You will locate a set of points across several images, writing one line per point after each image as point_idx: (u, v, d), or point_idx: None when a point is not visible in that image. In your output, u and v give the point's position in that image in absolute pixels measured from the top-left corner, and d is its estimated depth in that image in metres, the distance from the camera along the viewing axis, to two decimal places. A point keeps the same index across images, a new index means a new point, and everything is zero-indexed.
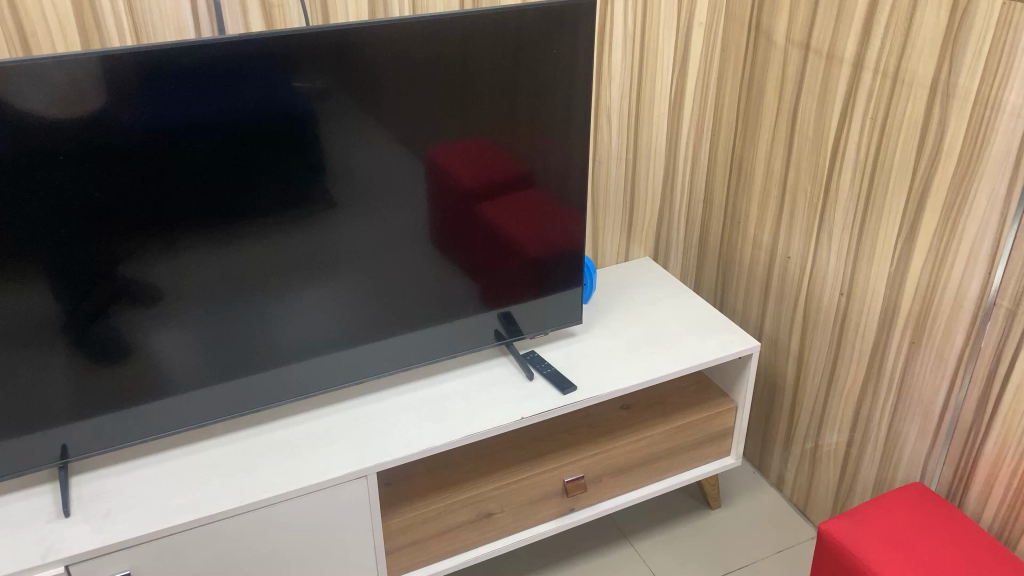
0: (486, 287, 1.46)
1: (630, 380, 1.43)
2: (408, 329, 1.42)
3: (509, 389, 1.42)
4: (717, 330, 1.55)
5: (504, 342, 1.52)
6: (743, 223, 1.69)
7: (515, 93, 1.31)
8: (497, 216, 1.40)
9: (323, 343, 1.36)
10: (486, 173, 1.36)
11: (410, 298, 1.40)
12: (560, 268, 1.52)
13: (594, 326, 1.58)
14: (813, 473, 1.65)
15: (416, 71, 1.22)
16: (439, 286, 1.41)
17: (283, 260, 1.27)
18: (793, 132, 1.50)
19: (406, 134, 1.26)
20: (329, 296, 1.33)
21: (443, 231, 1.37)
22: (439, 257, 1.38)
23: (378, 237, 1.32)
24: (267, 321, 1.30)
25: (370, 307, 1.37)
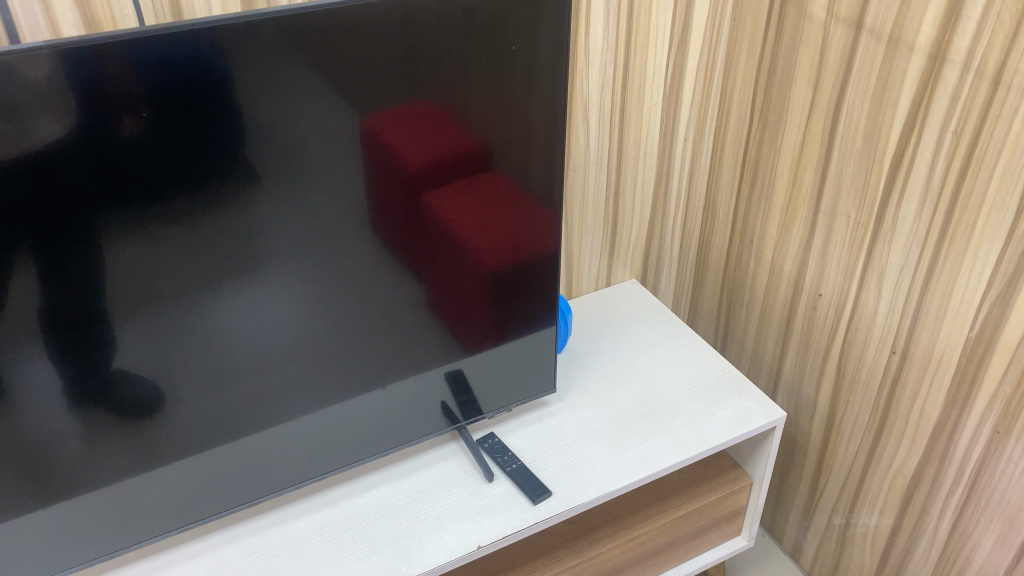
0: (436, 363, 1.08)
1: (622, 477, 1.08)
2: (333, 412, 1.03)
3: (462, 498, 1.06)
4: (728, 394, 1.20)
5: (459, 427, 1.14)
6: (758, 243, 1.33)
7: (481, 83, 0.90)
8: (457, 256, 1.00)
9: (262, 386, 0.96)
10: (461, 174, 0.94)
11: (314, 388, 1.00)
12: (535, 323, 1.13)
13: (572, 388, 1.22)
14: (842, 554, 1.34)
15: (310, 74, 0.80)
16: (359, 372, 1.02)
17: (192, 270, 0.84)
18: (831, 138, 1.12)
19: (320, 148, 0.84)
20: (261, 318, 0.91)
21: (365, 291, 0.96)
22: (357, 339, 0.99)
23: (323, 240, 0.90)
24: (175, 358, 0.88)
25: (325, 309, 0.94)
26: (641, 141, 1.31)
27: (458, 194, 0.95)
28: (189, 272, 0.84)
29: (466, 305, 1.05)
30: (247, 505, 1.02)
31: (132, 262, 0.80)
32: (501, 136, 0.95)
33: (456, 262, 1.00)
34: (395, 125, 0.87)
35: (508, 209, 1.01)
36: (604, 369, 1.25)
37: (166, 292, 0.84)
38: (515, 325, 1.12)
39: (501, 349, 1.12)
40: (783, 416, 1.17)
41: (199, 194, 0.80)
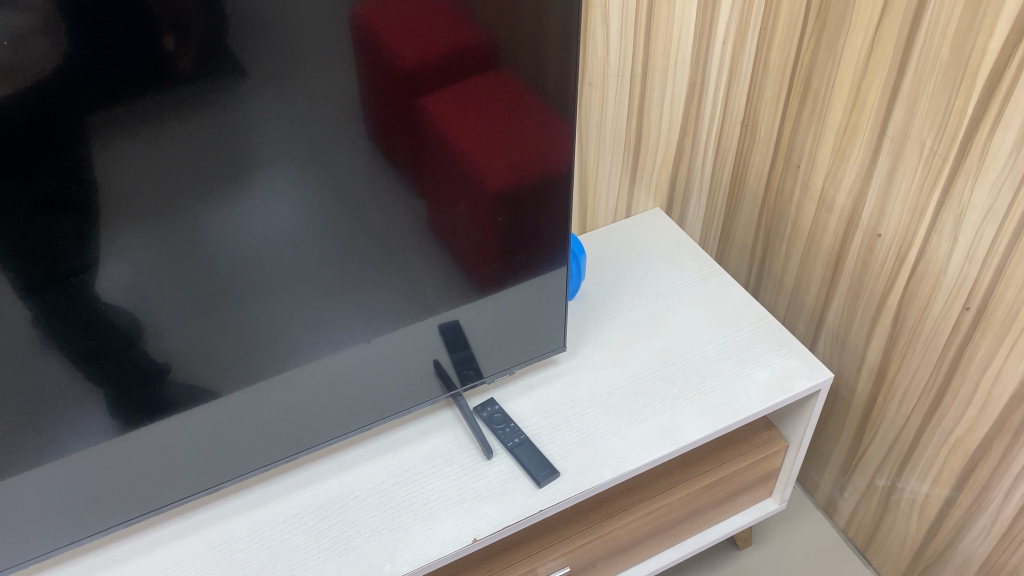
0: (425, 326, 0.91)
1: (640, 454, 0.93)
2: (304, 385, 0.87)
3: (456, 480, 0.92)
4: (766, 351, 1.04)
5: (454, 394, 0.99)
6: (806, 168, 1.13)
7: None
8: (445, 203, 0.81)
9: (264, 323, 0.79)
10: (477, 92, 0.75)
11: (278, 363, 0.84)
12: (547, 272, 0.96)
13: (585, 343, 1.06)
14: (884, 519, 1.20)
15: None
16: (332, 343, 0.86)
17: (178, 180, 0.66)
18: (909, 48, 0.91)
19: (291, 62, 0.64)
20: (261, 237, 0.73)
21: (335, 251, 0.78)
22: (327, 306, 0.82)
23: (325, 147, 0.70)
24: (160, 284, 0.71)
25: (337, 228, 0.76)
26: (670, 47, 1.10)
27: (469, 119, 0.77)
28: (174, 182, 0.65)
29: (460, 259, 0.87)
30: (208, 492, 0.89)
31: (111, 181, 0.63)
32: (509, 52, 0.74)
33: (444, 212, 0.82)
34: (398, 25, 0.67)
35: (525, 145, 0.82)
36: (622, 320, 1.08)
37: (147, 204, 0.65)
38: (518, 273, 0.93)
39: (504, 305, 0.95)
40: (831, 378, 1.01)
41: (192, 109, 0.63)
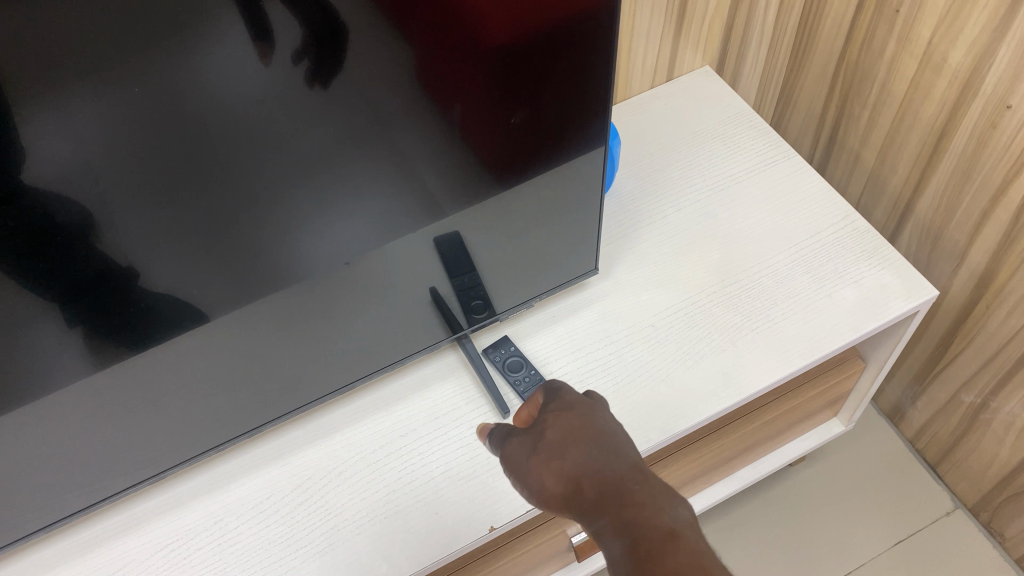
0: (418, 262, 0.69)
1: (695, 408, 0.74)
2: (266, 343, 0.67)
3: (465, 447, 0.73)
4: (852, 263, 0.82)
5: (460, 336, 0.79)
6: (907, 14, 0.86)
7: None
8: (440, 94, 0.55)
9: (238, 239, 0.56)
10: None
11: (224, 327, 0.62)
12: (578, 180, 0.71)
13: (621, 260, 0.85)
14: (967, 437, 1.03)
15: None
16: (294, 298, 0.64)
17: (111, 2, 0.41)
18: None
19: None
20: (221, 107, 0.48)
21: (284, 188, 0.54)
22: (279, 258, 0.59)
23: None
24: (82, 172, 0.47)
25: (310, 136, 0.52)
26: None
27: None
28: (99, 6, 0.41)
29: (462, 180, 0.63)
30: (158, 479, 0.71)
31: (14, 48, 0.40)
32: None
33: (438, 114, 0.56)
34: None
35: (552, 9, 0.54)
36: (670, 223, 0.87)
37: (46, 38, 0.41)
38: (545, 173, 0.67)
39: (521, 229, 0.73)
40: (935, 296, 0.79)
41: (255, 40, 0.46)
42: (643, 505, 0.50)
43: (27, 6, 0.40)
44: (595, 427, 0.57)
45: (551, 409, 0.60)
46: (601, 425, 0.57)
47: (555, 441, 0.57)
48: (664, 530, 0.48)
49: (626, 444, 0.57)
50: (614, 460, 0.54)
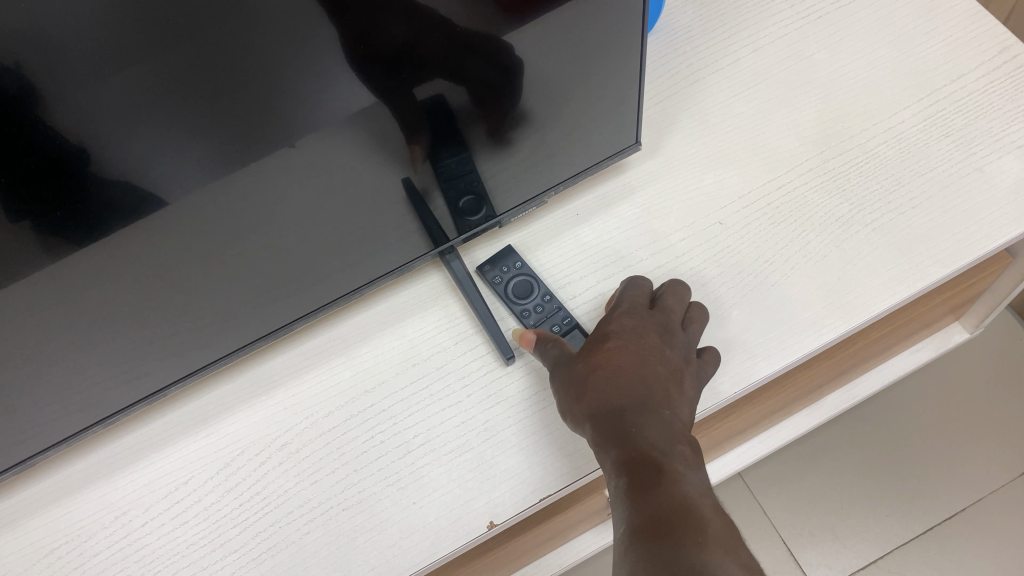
0: (367, 161, 0.45)
1: (782, 346, 0.51)
2: (154, 288, 0.45)
3: (456, 407, 0.53)
4: (1015, 120, 0.56)
5: (444, 251, 0.57)
6: None
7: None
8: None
9: (23, 147, 0.33)
10: None
11: (73, 276, 0.40)
12: (603, 26, 0.46)
13: (675, 128, 0.60)
14: None
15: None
16: (183, 237, 0.42)
17: None
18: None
19: None
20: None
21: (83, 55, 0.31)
22: (130, 175, 0.36)
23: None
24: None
25: None
26: None
27: None
28: None
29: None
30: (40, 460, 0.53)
31: None
32: None
33: None
34: None
35: None
36: (743, 71, 0.61)
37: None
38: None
39: (527, 100, 0.48)
40: None
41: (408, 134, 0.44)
42: (648, 446, 0.38)
43: None
44: (633, 349, 0.44)
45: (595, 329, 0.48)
46: (648, 350, 0.44)
47: (579, 365, 0.45)
48: (667, 475, 0.36)
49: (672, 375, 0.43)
50: (640, 391, 0.41)
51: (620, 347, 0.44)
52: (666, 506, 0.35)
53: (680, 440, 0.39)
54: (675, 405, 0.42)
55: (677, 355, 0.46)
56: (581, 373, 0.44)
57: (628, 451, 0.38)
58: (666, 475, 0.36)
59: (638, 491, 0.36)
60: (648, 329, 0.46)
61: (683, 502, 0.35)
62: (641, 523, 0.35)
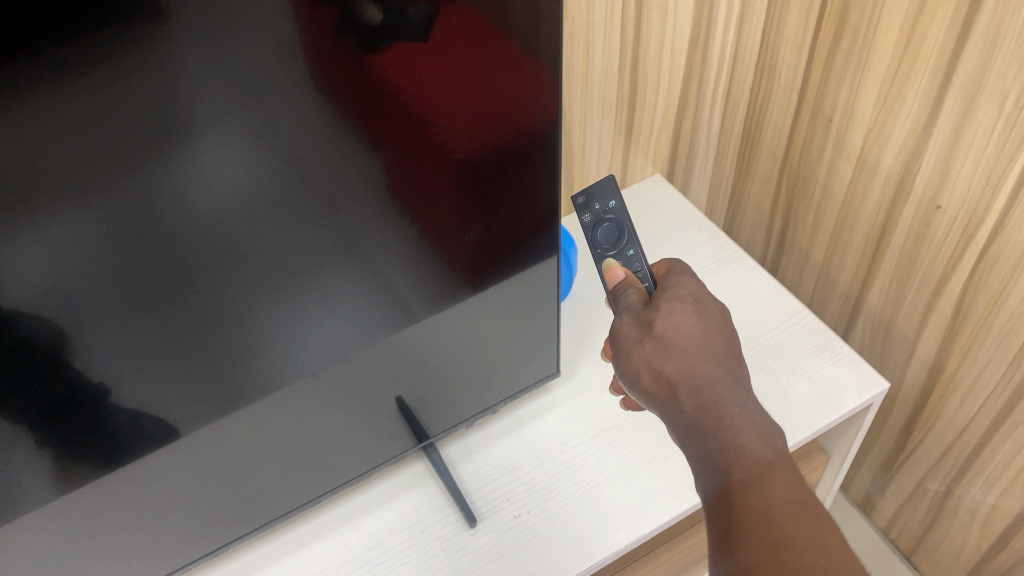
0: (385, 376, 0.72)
1: (660, 509, 0.76)
2: (242, 461, 0.69)
3: (435, 558, 0.74)
4: (805, 359, 0.85)
5: (426, 445, 0.81)
6: (836, 127, 0.93)
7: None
8: (407, 199, 0.59)
9: (202, 368, 0.59)
10: (438, 90, 0.53)
11: (200, 447, 0.64)
12: (531, 298, 0.76)
13: (583, 363, 0.89)
14: (938, 523, 1.04)
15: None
16: (269, 419, 0.67)
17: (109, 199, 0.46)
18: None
19: (138, 129, 0.45)
20: (222, 247, 0.52)
21: (252, 317, 0.58)
22: (256, 379, 0.63)
23: (277, 80, 0.47)
24: (46, 289, 0.48)
25: (272, 284, 0.57)
26: None
27: (421, 127, 0.55)
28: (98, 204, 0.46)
29: (417, 291, 0.67)
30: None
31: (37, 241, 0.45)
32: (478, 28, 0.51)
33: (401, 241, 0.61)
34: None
35: (496, 150, 0.60)
36: None
37: (47, 131, 0.42)
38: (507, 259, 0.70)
39: (486, 342, 0.77)
40: (887, 388, 0.82)
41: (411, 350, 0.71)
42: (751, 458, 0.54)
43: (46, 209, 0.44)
44: (702, 329, 0.63)
45: (658, 298, 0.67)
46: (715, 329, 0.64)
47: (659, 325, 0.63)
48: (765, 481, 0.52)
49: (718, 346, 0.63)
50: (711, 368, 0.60)
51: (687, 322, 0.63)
52: (775, 499, 0.52)
53: (762, 424, 0.56)
54: (730, 371, 0.61)
55: (725, 324, 0.66)
56: (660, 335, 0.63)
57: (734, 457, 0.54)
58: (767, 482, 0.52)
59: (755, 493, 0.52)
60: (703, 300, 0.67)
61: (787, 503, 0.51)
62: (761, 516, 0.51)
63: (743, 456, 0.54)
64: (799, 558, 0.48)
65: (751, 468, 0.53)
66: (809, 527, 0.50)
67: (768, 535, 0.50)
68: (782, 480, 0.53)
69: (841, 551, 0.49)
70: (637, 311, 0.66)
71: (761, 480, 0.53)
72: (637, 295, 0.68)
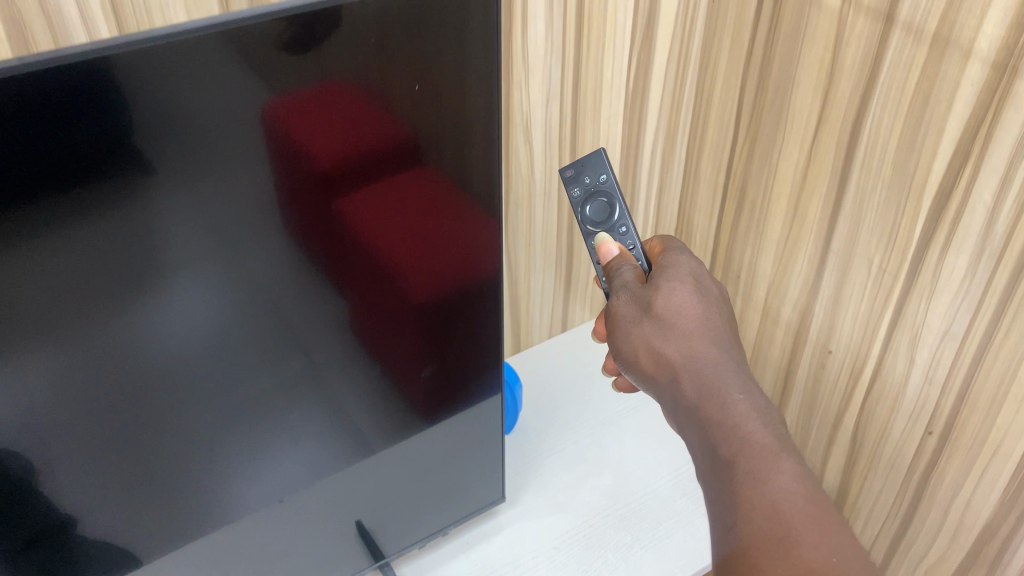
0: (349, 500, 0.82)
1: None
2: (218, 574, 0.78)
3: None
4: None
5: (382, 565, 0.90)
6: (743, 282, 1.10)
7: (401, 46, 0.58)
8: (371, 345, 0.72)
9: (191, 483, 0.69)
10: (399, 243, 0.69)
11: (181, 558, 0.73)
12: (481, 430, 0.88)
13: (526, 489, 1.00)
14: None
15: (192, 63, 0.51)
16: (244, 535, 0.76)
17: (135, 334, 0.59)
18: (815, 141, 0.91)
19: (164, 280, 0.58)
20: (217, 374, 0.65)
21: (235, 437, 0.69)
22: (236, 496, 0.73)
23: (239, 244, 0.60)
24: (23, 418, 0.57)
25: (255, 408, 0.69)
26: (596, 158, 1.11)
27: (385, 275, 0.69)
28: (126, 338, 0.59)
29: (378, 427, 0.79)
30: None
31: (76, 365, 0.57)
32: (432, 194, 0.68)
33: (368, 375, 0.74)
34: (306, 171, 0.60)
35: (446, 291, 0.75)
36: (566, 454, 1.04)
37: (99, 280, 0.55)
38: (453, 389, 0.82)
39: (441, 470, 0.88)
40: None
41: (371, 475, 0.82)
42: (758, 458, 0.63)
43: (86, 342, 0.57)
44: (694, 311, 0.77)
45: (653, 278, 0.81)
46: (709, 313, 0.78)
47: (655, 309, 0.77)
48: (772, 479, 0.62)
49: (709, 325, 0.76)
50: (709, 351, 0.74)
51: (682, 306, 0.77)
52: (782, 494, 0.61)
53: (761, 410, 0.68)
54: (718, 345, 0.75)
55: (713, 301, 0.80)
56: (659, 317, 0.76)
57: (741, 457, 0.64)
58: (773, 480, 0.62)
59: (763, 488, 0.61)
60: (694, 279, 0.81)
61: (790, 496, 0.61)
62: (771, 506, 0.60)
63: (748, 447, 0.65)
64: (807, 552, 0.57)
65: (754, 462, 0.63)
66: (816, 525, 0.59)
67: (773, 531, 0.59)
68: (788, 475, 0.62)
69: (846, 548, 0.58)
70: (635, 291, 0.79)
71: (768, 471, 0.62)
72: (633, 273, 0.81)
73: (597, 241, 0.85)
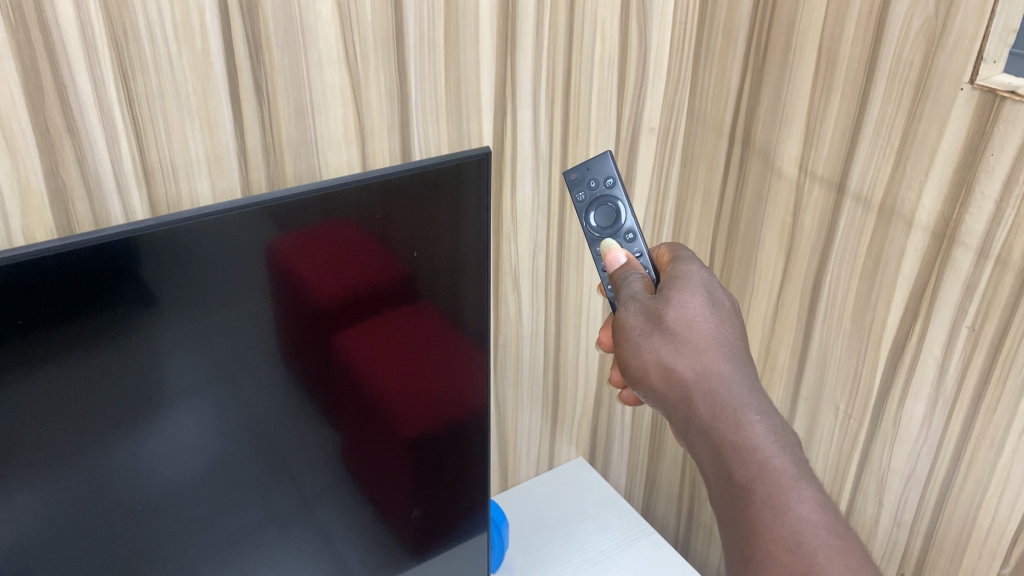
0: None
1: None
2: None
3: None
4: None
5: None
6: None
7: (401, 211, 0.68)
8: (365, 483, 0.77)
9: None
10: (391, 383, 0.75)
11: None
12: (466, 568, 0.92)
13: None
14: None
15: (227, 234, 0.60)
16: None
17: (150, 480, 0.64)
18: (781, 293, 0.99)
19: (183, 428, 0.64)
20: (221, 516, 0.70)
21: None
22: None
23: (250, 393, 0.66)
24: (43, 556, 0.62)
25: (249, 550, 0.73)
26: (583, 303, 1.19)
27: (380, 416, 0.75)
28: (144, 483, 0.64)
29: (368, 566, 0.82)
30: None
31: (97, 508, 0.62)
32: (422, 337, 0.76)
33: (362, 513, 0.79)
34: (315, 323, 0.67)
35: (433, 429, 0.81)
36: None
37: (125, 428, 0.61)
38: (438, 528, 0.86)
39: None
40: None
41: None
42: (764, 466, 0.57)
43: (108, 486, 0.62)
44: (708, 322, 0.68)
45: (663, 288, 0.72)
46: (720, 321, 0.69)
47: (664, 317, 0.69)
48: (785, 494, 0.55)
49: (725, 345, 0.67)
50: (736, 399, 0.62)
51: (695, 312, 0.69)
52: (803, 526, 0.54)
53: (780, 433, 0.60)
54: (732, 351, 0.67)
55: (728, 323, 0.69)
56: (671, 331, 0.68)
57: (750, 475, 0.57)
58: (788, 498, 0.55)
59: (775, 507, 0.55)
60: (712, 312, 0.69)
61: (811, 528, 0.54)
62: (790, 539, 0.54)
63: (766, 472, 0.57)
64: None
65: (772, 487, 0.56)
66: (840, 555, 0.52)
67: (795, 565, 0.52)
68: (805, 496, 0.55)
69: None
70: (644, 301, 0.71)
71: (785, 496, 0.55)
72: (642, 283, 0.73)
73: (604, 248, 0.79)
